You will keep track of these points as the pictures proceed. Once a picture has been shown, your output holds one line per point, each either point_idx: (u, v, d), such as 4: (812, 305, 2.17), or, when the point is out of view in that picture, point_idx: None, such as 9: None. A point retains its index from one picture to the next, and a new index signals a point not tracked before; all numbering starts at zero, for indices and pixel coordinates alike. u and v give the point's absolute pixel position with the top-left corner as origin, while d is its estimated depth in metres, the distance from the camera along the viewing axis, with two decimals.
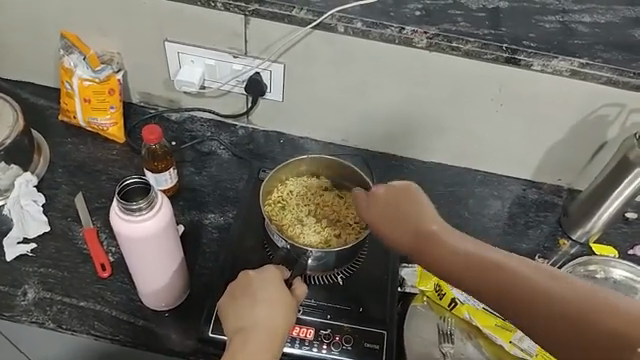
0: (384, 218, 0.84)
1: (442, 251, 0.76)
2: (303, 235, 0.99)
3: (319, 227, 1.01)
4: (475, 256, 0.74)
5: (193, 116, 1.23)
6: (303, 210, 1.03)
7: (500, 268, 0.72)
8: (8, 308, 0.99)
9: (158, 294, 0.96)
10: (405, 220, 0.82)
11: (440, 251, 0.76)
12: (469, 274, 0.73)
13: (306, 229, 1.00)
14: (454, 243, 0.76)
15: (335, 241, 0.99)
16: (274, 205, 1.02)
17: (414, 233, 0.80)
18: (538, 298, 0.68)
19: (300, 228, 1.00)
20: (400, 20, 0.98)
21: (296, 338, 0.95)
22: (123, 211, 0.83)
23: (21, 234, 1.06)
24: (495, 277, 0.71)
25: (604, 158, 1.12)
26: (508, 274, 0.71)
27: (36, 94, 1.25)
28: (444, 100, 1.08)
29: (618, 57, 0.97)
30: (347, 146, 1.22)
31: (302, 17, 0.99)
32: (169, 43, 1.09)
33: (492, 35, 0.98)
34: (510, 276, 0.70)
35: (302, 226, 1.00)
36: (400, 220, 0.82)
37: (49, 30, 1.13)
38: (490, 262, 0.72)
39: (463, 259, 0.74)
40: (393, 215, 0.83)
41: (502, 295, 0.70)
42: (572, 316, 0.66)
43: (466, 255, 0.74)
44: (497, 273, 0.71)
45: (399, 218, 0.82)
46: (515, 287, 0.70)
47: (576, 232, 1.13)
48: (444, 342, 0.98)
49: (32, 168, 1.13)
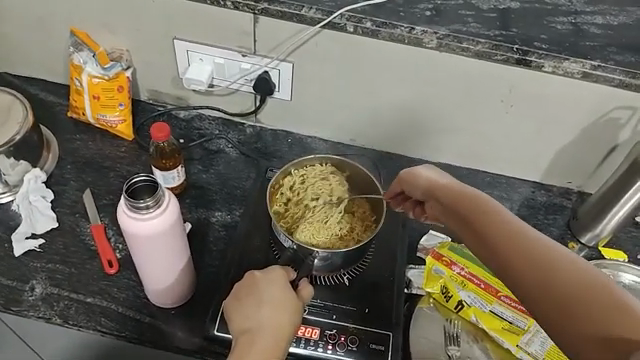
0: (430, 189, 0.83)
1: (477, 219, 0.73)
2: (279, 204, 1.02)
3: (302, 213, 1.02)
4: (509, 229, 0.69)
5: (201, 114, 1.23)
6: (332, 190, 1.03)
7: (531, 244, 0.66)
8: (16, 303, 0.99)
9: (164, 291, 0.96)
10: (448, 191, 0.80)
11: (475, 218, 0.73)
12: (498, 241, 0.68)
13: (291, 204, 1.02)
14: (491, 214, 0.72)
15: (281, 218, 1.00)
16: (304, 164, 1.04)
17: (455, 200, 0.78)
18: (561, 282, 0.62)
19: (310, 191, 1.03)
20: (410, 20, 0.98)
21: (301, 338, 0.94)
22: (131, 209, 0.83)
23: (29, 230, 1.07)
24: (521, 250, 0.66)
25: (615, 160, 1.10)
26: (533, 252, 0.65)
27: (46, 90, 1.25)
28: (454, 100, 1.07)
29: (631, 59, 0.96)
30: (354, 146, 1.22)
31: (312, 17, 0.98)
32: (178, 41, 1.09)
33: (503, 36, 0.97)
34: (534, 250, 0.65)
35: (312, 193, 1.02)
36: (447, 190, 0.80)
37: (59, 27, 1.14)
38: (522, 238, 0.67)
39: (498, 227, 0.70)
40: (438, 188, 0.82)
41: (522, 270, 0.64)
42: (588, 312, 0.59)
43: (500, 223, 0.70)
44: (528, 247, 0.66)
45: (444, 188, 0.81)
46: (541, 267, 0.64)
47: (585, 235, 1.11)
48: (449, 345, 0.97)
49: (41, 165, 1.14)
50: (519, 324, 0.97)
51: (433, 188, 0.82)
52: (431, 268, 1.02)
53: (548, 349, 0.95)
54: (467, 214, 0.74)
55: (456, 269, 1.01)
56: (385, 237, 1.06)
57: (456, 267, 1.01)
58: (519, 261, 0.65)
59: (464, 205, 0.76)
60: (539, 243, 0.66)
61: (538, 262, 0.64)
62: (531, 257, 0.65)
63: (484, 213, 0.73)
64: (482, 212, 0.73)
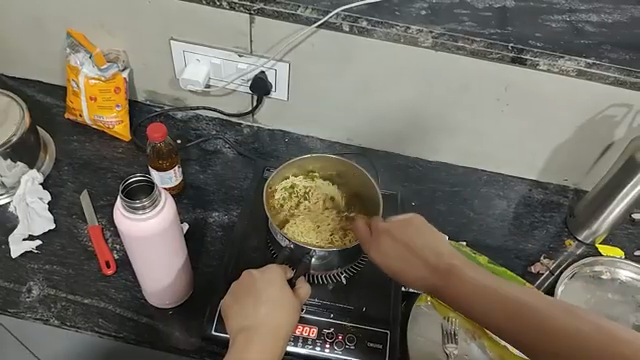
0: (397, 256, 0.81)
1: (459, 285, 0.74)
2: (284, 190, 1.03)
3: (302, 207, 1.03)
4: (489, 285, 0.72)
5: (198, 115, 1.24)
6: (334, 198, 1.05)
7: (507, 298, 0.69)
8: (13, 305, 0.99)
9: (161, 292, 0.96)
10: (419, 253, 0.80)
11: (457, 283, 0.74)
12: (485, 306, 0.70)
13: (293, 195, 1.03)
14: (473, 275, 0.74)
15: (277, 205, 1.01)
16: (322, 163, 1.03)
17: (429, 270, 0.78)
18: (555, 328, 0.66)
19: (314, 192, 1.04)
20: (405, 19, 0.98)
21: (299, 336, 0.94)
22: (127, 209, 0.83)
23: (27, 231, 1.07)
24: (500, 302, 0.69)
25: (611, 158, 1.11)
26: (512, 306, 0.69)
27: (43, 92, 1.25)
28: (450, 99, 1.08)
29: (626, 57, 0.96)
30: (351, 146, 1.22)
31: (307, 16, 0.99)
32: (175, 42, 1.09)
33: (498, 35, 0.97)
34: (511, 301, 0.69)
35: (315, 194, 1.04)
36: (418, 253, 0.80)
37: (55, 29, 1.14)
38: (503, 292, 0.70)
39: (478, 290, 0.72)
40: (408, 251, 0.80)
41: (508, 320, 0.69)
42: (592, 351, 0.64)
43: (480, 286, 0.72)
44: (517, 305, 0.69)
45: (416, 247, 0.80)
46: (536, 319, 0.67)
47: (582, 232, 1.12)
48: (447, 343, 0.97)
49: (38, 166, 1.14)
50: None
51: (394, 244, 0.82)
52: None
53: None
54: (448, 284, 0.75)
55: None
56: None
57: None
58: (505, 314, 0.69)
59: (446, 271, 0.76)
60: (516, 296, 0.69)
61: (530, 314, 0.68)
62: (511, 311, 0.68)
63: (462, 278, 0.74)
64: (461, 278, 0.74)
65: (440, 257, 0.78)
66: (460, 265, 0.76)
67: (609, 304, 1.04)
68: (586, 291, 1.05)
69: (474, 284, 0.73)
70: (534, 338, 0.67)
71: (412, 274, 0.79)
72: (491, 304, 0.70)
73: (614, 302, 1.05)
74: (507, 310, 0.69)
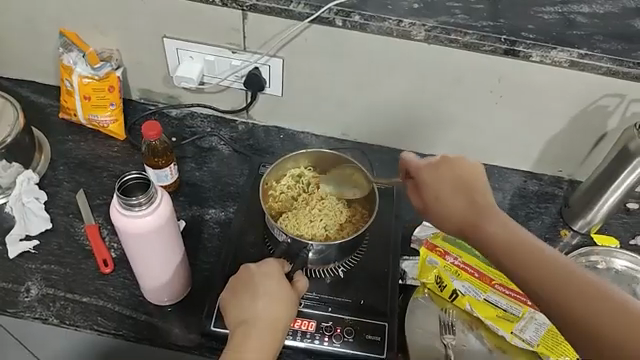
0: (437, 195, 0.82)
1: (494, 237, 0.75)
2: (281, 184, 1.04)
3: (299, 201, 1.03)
4: (528, 244, 0.74)
5: (193, 112, 1.24)
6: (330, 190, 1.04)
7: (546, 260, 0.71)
8: (11, 305, 0.99)
9: (159, 289, 0.97)
10: (456, 201, 0.80)
11: (490, 234, 0.76)
12: (518, 259, 0.73)
13: (291, 190, 1.03)
14: (504, 230, 0.76)
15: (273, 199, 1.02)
16: (320, 157, 1.04)
17: (466, 216, 0.79)
18: (581, 295, 0.68)
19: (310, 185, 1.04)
20: (398, 13, 0.98)
21: (297, 331, 0.95)
22: (123, 206, 0.83)
23: (23, 232, 1.07)
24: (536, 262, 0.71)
25: (604, 148, 1.11)
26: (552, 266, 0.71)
27: (37, 92, 1.25)
28: (444, 91, 1.08)
29: (618, 47, 0.97)
30: (347, 140, 1.23)
31: (300, 11, 0.99)
32: (168, 39, 1.09)
33: (491, 27, 0.98)
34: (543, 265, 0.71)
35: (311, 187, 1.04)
36: (453, 202, 0.80)
37: (47, 28, 1.14)
38: (541, 254, 0.72)
39: (515, 243, 0.74)
40: (447, 194, 0.81)
41: (538, 274, 0.71)
42: (609, 323, 0.66)
43: (520, 241, 0.74)
44: (548, 266, 0.71)
45: (450, 197, 0.81)
46: (565, 283, 0.69)
47: (577, 223, 1.13)
48: (445, 334, 0.97)
49: (34, 166, 1.14)
50: (514, 311, 0.96)
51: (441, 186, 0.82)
52: (425, 259, 1.01)
53: (543, 336, 0.95)
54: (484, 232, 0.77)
55: (449, 260, 1.00)
56: (377, 230, 1.07)
57: (449, 257, 1.00)
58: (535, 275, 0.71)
59: (476, 222, 0.78)
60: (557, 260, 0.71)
61: (558, 277, 0.70)
62: (548, 272, 0.70)
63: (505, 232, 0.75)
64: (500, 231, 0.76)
65: (477, 207, 0.79)
66: (500, 219, 0.77)
67: None
68: None
69: (516, 238, 0.74)
70: (554, 299, 0.69)
71: (447, 210, 0.81)
72: (525, 257, 0.72)
73: None
74: (539, 266, 0.71)
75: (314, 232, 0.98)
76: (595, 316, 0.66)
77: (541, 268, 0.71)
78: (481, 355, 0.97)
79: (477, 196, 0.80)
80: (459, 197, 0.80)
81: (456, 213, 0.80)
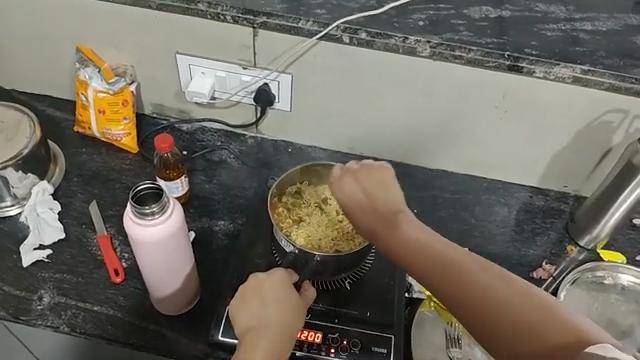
0: (355, 204, 0.83)
1: (407, 244, 0.77)
2: (285, 194, 1.05)
3: (303, 214, 1.04)
4: (456, 264, 0.74)
5: (204, 127, 1.27)
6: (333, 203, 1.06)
7: (453, 261, 0.74)
8: (24, 313, 1.02)
9: (170, 298, 0.99)
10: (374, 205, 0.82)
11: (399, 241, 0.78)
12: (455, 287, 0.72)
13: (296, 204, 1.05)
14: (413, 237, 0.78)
15: (278, 214, 1.03)
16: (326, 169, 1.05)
17: (382, 223, 0.80)
18: (486, 293, 0.70)
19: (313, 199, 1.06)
20: (403, 30, 1.01)
21: (304, 342, 0.96)
22: (137, 216, 0.86)
23: (37, 241, 1.09)
24: (439, 264, 0.74)
25: (608, 164, 1.13)
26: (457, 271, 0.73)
27: (53, 106, 1.29)
28: (449, 107, 1.10)
29: (620, 63, 0.99)
30: (353, 154, 1.25)
31: (309, 29, 1.02)
32: (180, 56, 1.13)
33: (494, 44, 1.00)
34: (451, 264, 0.74)
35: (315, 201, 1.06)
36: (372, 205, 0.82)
37: (65, 45, 1.18)
38: (447, 258, 0.75)
39: (450, 274, 0.73)
40: (366, 203, 0.82)
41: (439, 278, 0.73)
42: (539, 330, 0.66)
43: (451, 264, 0.74)
44: (487, 292, 0.70)
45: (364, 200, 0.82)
46: (481, 294, 0.70)
47: (583, 238, 1.13)
48: (451, 347, 0.98)
49: (49, 177, 1.17)
50: None
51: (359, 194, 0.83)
52: None
53: None
54: (414, 253, 0.77)
55: None
56: None
57: None
58: (441, 277, 0.73)
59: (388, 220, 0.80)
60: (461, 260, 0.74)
61: (499, 302, 0.69)
62: (452, 275, 0.73)
63: (433, 255, 0.75)
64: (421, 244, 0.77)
65: (390, 209, 0.81)
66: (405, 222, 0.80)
67: (610, 309, 1.06)
68: (589, 296, 1.07)
69: (449, 263, 0.74)
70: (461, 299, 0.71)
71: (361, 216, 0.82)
72: (461, 295, 0.71)
73: (616, 308, 1.06)
74: (473, 291, 0.71)
75: (322, 245, 1.00)
76: (505, 306, 0.68)
77: (477, 294, 0.70)
78: None
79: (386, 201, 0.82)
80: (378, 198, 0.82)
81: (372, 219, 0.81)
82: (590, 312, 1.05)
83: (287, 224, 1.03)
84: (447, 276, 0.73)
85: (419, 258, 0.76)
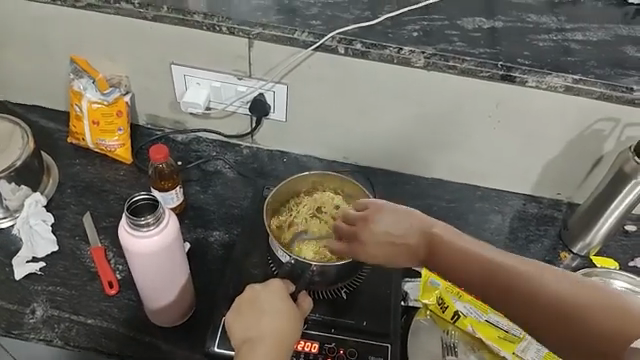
0: (357, 237, 0.88)
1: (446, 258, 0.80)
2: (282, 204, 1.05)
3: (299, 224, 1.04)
4: (501, 268, 0.76)
5: (199, 137, 1.26)
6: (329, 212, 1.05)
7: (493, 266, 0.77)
8: (17, 326, 1.00)
9: (164, 310, 0.98)
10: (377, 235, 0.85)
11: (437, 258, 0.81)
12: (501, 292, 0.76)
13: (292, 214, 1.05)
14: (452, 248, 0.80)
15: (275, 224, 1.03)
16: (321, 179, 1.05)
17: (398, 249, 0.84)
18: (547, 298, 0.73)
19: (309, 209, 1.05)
20: (398, 41, 1.02)
21: (300, 353, 0.95)
22: (132, 227, 0.85)
23: (30, 254, 1.08)
24: (486, 271, 0.77)
25: (600, 172, 1.14)
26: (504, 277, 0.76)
27: (46, 118, 1.28)
28: (443, 117, 1.11)
29: (610, 72, 1.00)
30: (348, 164, 1.25)
31: (304, 40, 1.03)
32: (175, 66, 1.13)
33: (487, 54, 1.01)
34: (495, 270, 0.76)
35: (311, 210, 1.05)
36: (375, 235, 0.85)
37: (60, 56, 1.18)
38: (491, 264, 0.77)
39: (494, 279, 0.76)
40: (379, 238, 0.85)
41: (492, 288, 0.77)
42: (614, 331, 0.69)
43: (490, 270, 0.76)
44: (526, 290, 0.74)
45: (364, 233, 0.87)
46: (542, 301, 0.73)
47: (577, 245, 1.14)
48: (447, 355, 0.99)
49: (42, 189, 1.16)
50: (515, 332, 0.98)
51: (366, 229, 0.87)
52: (427, 280, 1.03)
53: (543, 355, 0.97)
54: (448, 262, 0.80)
55: None
56: None
57: None
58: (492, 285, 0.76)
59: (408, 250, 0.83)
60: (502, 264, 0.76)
61: (558, 302, 0.72)
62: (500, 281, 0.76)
63: (470, 262, 0.78)
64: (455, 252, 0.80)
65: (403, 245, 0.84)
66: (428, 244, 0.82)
67: None
68: None
69: (490, 269, 0.77)
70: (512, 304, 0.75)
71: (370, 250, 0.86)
72: (513, 298, 0.75)
73: None
74: (518, 294, 0.74)
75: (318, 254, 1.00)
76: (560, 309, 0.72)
77: (530, 296, 0.73)
78: None
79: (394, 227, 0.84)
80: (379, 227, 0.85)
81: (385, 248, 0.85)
82: None
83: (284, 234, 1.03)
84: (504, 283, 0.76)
85: (459, 267, 0.79)
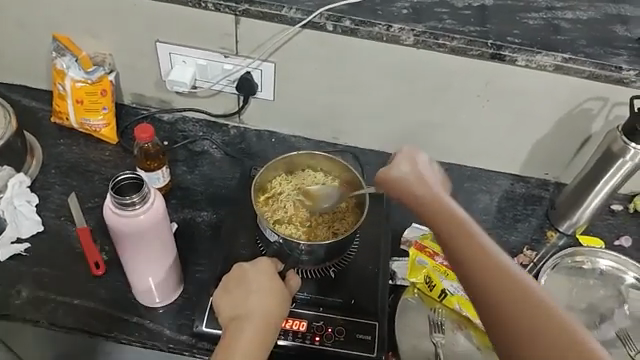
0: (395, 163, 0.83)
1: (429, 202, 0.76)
2: (272, 180, 1.05)
3: (284, 199, 1.04)
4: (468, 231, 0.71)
5: (185, 117, 1.25)
6: (315, 192, 1.05)
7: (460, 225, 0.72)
8: (2, 307, 0.99)
9: (153, 290, 0.98)
10: (442, 207, 0.75)
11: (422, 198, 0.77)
12: (495, 290, 0.65)
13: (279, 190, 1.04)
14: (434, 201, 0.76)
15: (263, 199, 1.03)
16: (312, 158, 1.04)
17: (439, 215, 0.74)
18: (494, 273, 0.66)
19: (297, 187, 1.05)
20: (387, 18, 1.00)
21: (289, 331, 0.96)
22: (118, 206, 0.84)
23: (15, 234, 1.06)
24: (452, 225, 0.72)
25: (588, 151, 1.14)
26: (466, 239, 0.70)
27: (28, 97, 1.25)
28: (431, 96, 1.10)
29: (600, 51, 1.00)
30: (337, 144, 1.24)
31: (292, 16, 1.00)
32: (160, 44, 1.10)
33: (477, 32, 1.00)
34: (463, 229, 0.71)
35: (297, 188, 1.05)
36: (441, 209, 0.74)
37: (41, 33, 1.15)
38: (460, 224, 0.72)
39: (512, 286, 0.65)
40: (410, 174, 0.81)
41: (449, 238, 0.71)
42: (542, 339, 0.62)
43: (507, 274, 0.66)
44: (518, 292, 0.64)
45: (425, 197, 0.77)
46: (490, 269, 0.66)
47: (563, 224, 1.15)
48: (434, 333, 0.99)
49: (25, 169, 1.14)
50: None
51: (418, 169, 0.82)
52: (415, 259, 1.04)
53: None
54: (460, 246, 0.70)
55: (438, 260, 1.03)
56: (371, 231, 1.08)
57: (438, 258, 1.04)
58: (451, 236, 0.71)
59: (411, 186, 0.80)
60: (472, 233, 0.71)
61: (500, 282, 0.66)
62: (456, 236, 0.71)
63: (491, 259, 0.67)
64: (479, 248, 0.68)
65: (417, 186, 0.79)
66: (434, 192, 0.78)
67: (589, 293, 1.08)
68: (568, 282, 1.09)
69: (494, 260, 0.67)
70: (462, 257, 0.69)
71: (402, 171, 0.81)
72: (509, 299, 0.64)
73: (594, 291, 1.08)
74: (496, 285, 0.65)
75: (301, 232, 1.00)
76: (498, 285, 0.65)
77: (531, 309, 0.63)
78: (469, 353, 0.98)
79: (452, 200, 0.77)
80: (421, 187, 0.79)
81: (439, 222, 0.73)
82: (569, 297, 1.07)
83: (269, 208, 1.02)
84: (461, 240, 0.70)
85: (479, 260, 0.67)
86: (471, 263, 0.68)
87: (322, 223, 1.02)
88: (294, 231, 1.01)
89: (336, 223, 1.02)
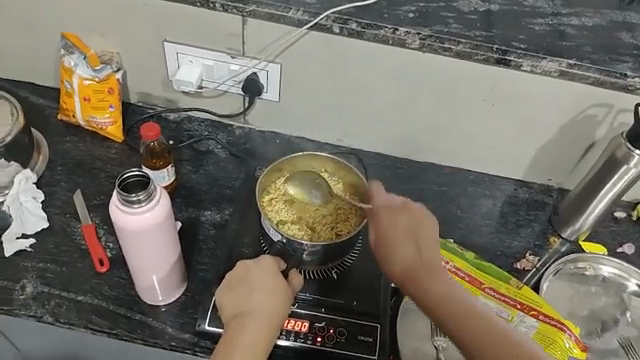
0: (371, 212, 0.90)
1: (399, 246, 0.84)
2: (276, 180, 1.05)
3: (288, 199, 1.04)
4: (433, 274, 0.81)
5: (191, 116, 1.25)
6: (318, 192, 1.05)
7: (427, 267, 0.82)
8: (6, 302, 1.00)
9: (156, 287, 0.98)
10: (412, 255, 0.83)
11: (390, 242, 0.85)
12: (461, 324, 0.76)
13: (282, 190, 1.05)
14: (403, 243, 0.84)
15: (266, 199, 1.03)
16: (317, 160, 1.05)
17: (407, 259, 0.83)
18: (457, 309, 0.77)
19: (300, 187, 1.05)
20: (393, 21, 1.01)
21: (291, 331, 0.96)
22: (124, 203, 0.85)
23: (20, 230, 1.07)
24: (419, 270, 0.82)
25: (592, 157, 1.14)
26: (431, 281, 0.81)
27: (36, 94, 1.26)
28: (436, 100, 1.11)
29: (605, 58, 1.00)
30: (341, 146, 1.25)
31: (299, 18, 1.01)
32: (168, 43, 1.11)
33: (483, 37, 1.01)
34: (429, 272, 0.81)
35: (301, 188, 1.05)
36: (437, 292, 0.79)
37: (50, 31, 1.16)
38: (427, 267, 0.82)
39: (480, 326, 0.75)
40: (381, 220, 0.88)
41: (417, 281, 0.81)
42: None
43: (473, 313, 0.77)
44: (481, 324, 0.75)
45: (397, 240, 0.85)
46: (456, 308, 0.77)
47: (566, 230, 1.15)
48: (436, 336, 0.97)
49: (32, 166, 1.15)
50: (503, 315, 0.98)
51: (388, 215, 0.88)
52: None
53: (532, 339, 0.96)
54: (428, 288, 0.80)
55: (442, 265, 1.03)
56: None
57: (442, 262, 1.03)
58: (418, 278, 0.81)
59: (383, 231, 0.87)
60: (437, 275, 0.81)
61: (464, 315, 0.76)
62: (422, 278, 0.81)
63: (456, 300, 0.78)
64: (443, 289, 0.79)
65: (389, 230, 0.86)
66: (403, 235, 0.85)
67: (591, 300, 1.08)
68: (570, 288, 1.09)
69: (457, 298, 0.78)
70: (431, 297, 0.79)
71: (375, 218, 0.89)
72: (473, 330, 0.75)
73: (596, 297, 1.08)
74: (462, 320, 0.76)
75: (304, 233, 1.01)
76: (464, 320, 0.76)
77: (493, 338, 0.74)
78: None
79: (444, 271, 0.83)
80: (392, 232, 0.86)
81: (408, 265, 0.83)
82: (570, 303, 1.07)
83: (273, 208, 1.03)
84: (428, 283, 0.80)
85: (445, 301, 0.78)
86: (437, 301, 0.79)
87: (324, 224, 1.02)
88: (297, 231, 1.01)
89: (338, 224, 1.02)
